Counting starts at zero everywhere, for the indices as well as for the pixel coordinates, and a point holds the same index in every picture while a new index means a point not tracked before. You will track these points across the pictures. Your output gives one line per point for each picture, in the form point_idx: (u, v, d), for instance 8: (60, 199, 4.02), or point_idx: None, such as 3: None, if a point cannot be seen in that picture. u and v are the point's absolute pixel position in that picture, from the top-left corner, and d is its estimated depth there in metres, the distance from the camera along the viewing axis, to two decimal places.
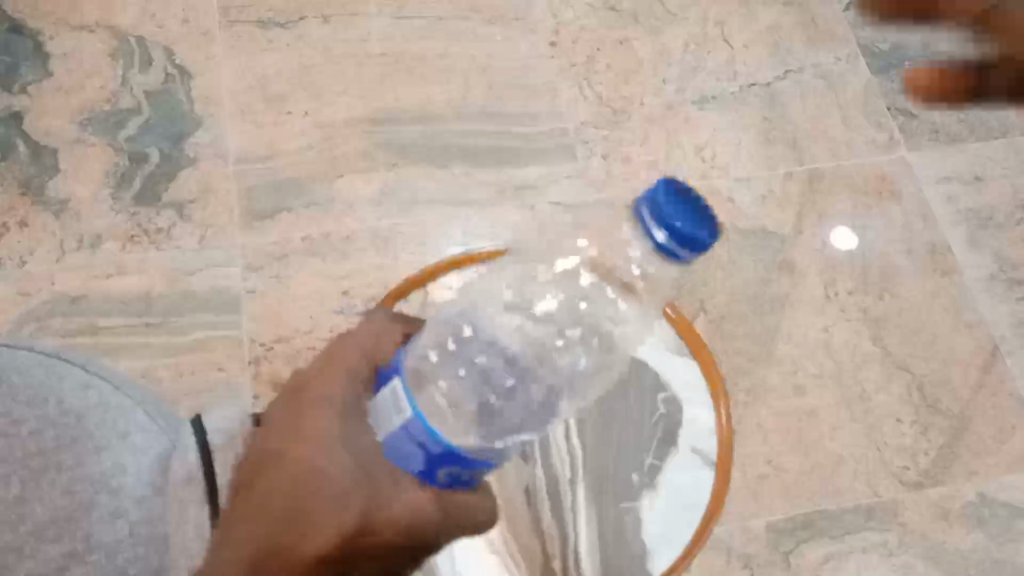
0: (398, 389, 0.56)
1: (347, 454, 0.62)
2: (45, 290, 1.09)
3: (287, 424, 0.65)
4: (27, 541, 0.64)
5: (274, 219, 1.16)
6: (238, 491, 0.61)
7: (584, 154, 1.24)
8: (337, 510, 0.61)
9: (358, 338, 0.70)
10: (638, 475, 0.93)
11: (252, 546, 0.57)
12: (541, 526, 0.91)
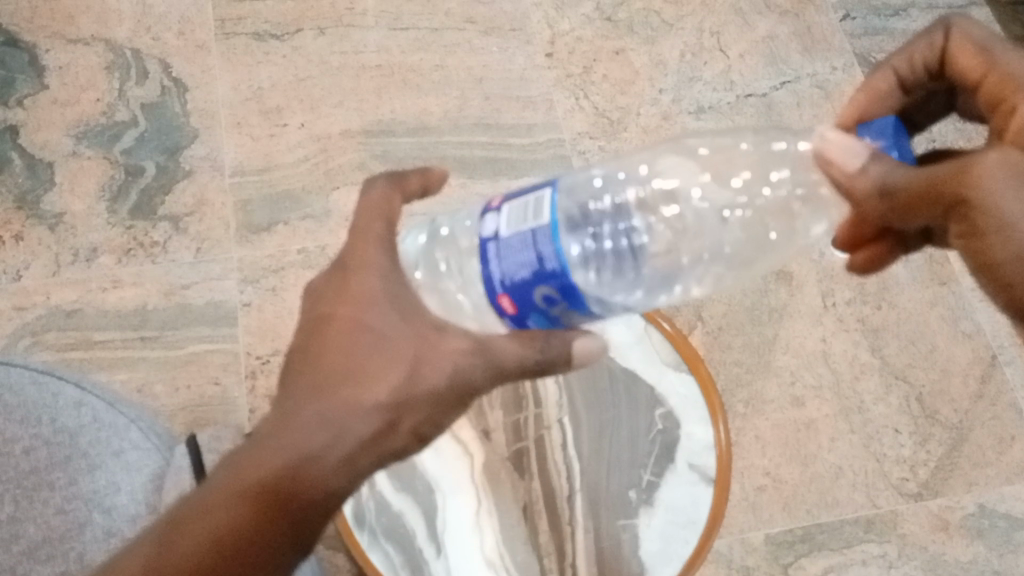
0: (543, 197, 0.56)
1: (387, 308, 0.58)
2: (40, 304, 1.09)
3: (320, 288, 0.59)
4: (20, 561, 0.65)
5: (270, 232, 1.16)
6: (294, 355, 0.58)
7: (581, 164, 1.24)
8: (386, 360, 0.56)
9: (373, 200, 0.61)
10: (635, 490, 0.88)
11: (309, 412, 0.55)
12: (536, 539, 0.87)
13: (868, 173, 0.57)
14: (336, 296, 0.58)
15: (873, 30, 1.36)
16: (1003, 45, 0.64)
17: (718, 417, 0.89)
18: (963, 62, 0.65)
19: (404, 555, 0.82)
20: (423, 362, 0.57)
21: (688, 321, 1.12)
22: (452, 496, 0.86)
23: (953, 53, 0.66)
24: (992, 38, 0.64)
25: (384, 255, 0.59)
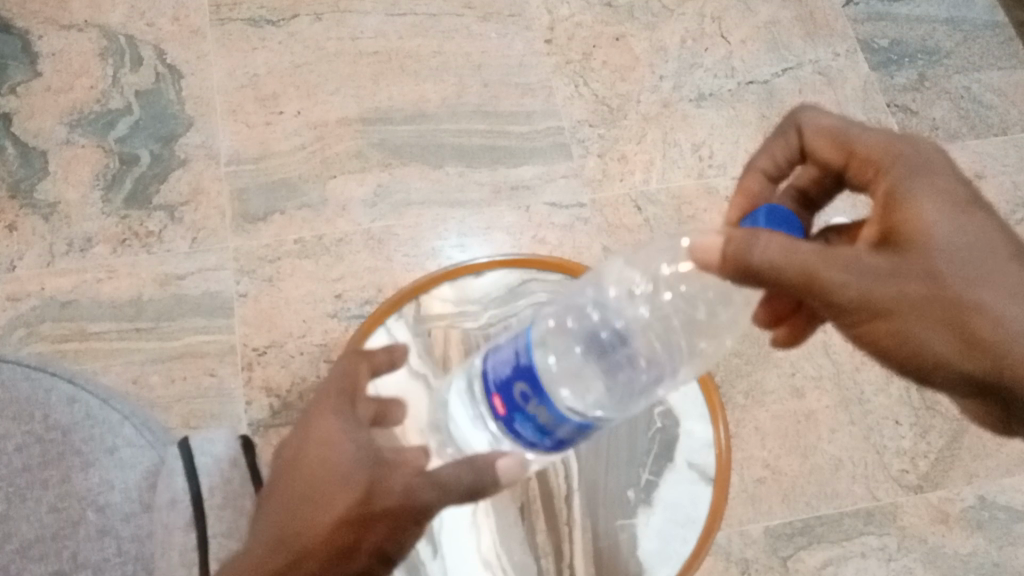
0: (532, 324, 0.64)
1: (344, 445, 0.62)
2: (34, 294, 1.08)
3: (291, 436, 0.65)
4: (14, 559, 0.65)
5: (266, 222, 1.14)
6: (267, 492, 0.62)
7: (580, 152, 1.22)
8: (341, 489, 0.60)
9: (341, 367, 0.69)
10: (633, 490, 0.87)
11: (277, 539, 0.59)
12: (535, 538, 0.87)
13: (726, 256, 0.57)
14: (301, 439, 0.63)
15: (876, 16, 1.35)
16: (856, 128, 0.65)
17: (718, 416, 0.89)
18: (833, 151, 0.66)
19: (402, 556, 0.82)
20: (376, 492, 0.60)
21: None
22: None
23: (810, 145, 0.67)
24: (845, 122, 0.66)
25: (343, 402, 0.65)
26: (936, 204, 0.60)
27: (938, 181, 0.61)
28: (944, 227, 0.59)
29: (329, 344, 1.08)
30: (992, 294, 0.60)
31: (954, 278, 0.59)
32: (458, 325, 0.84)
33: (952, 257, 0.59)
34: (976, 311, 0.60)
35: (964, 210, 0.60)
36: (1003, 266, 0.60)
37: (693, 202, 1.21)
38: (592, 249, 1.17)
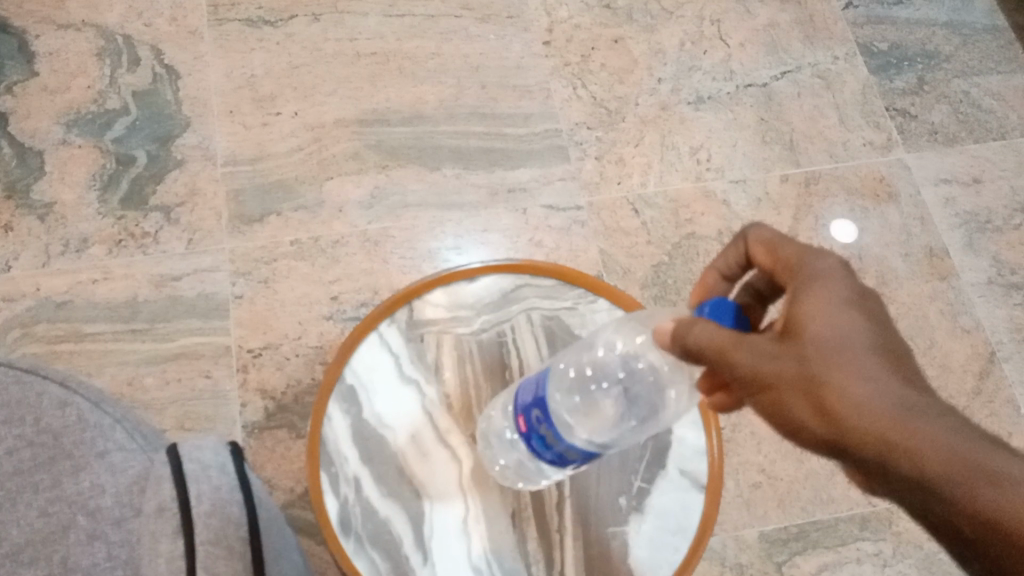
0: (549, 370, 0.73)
1: None
2: (29, 295, 1.08)
3: None
4: (4, 563, 0.65)
5: (262, 223, 1.14)
6: None
7: (578, 155, 1.22)
8: None
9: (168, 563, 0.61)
10: (624, 497, 0.82)
11: None
12: (525, 547, 0.82)
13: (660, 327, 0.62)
14: None
15: (875, 19, 1.34)
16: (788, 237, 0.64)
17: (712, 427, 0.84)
18: (758, 253, 0.65)
19: (390, 562, 0.76)
20: None
21: None
22: (438, 500, 0.80)
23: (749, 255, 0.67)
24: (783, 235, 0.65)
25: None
26: (830, 298, 0.57)
27: (836, 276, 0.59)
28: (826, 311, 0.56)
29: (324, 347, 1.08)
30: (866, 374, 0.54)
31: (836, 363, 0.55)
32: (451, 331, 0.85)
33: (830, 337, 0.55)
34: (844, 386, 0.54)
35: (856, 304, 0.57)
36: (887, 360, 0.55)
37: (690, 205, 1.20)
38: (589, 252, 1.16)
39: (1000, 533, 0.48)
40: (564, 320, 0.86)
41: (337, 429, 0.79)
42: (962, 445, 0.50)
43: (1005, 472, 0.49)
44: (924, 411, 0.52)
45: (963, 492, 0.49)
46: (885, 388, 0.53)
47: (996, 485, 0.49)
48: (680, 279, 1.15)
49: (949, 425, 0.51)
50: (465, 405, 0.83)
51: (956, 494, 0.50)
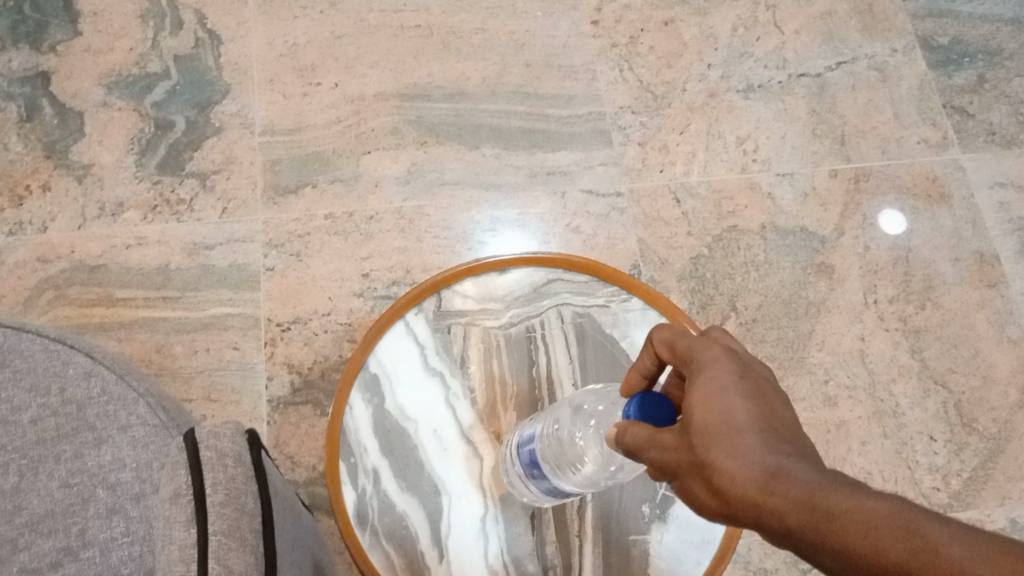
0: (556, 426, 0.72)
1: None
2: (64, 257, 1.08)
3: None
4: (23, 534, 0.64)
5: (297, 195, 1.13)
6: None
7: (621, 140, 1.19)
8: None
9: None
10: (647, 504, 0.74)
11: None
12: (543, 550, 0.74)
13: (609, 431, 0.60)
14: None
15: (937, 12, 1.29)
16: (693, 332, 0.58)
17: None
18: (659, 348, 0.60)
19: (404, 558, 0.71)
20: None
21: (722, 310, 1.10)
22: (457, 499, 0.74)
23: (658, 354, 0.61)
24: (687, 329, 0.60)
25: None
26: (712, 384, 0.51)
27: (722, 360, 0.53)
28: (706, 394, 0.51)
29: (354, 324, 1.06)
30: (742, 443, 0.48)
31: (715, 447, 0.48)
32: (480, 324, 0.80)
33: (712, 418, 0.50)
34: (721, 462, 0.48)
35: (742, 383, 0.51)
36: (773, 428, 0.49)
37: (734, 197, 1.17)
38: (627, 241, 1.13)
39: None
40: (595, 319, 0.80)
41: (359, 418, 0.75)
42: (830, 494, 0.43)
43: (868, 514, 0.41)
44: (800, 469, 0.45)
45: (840, 548, 0.42)
46: (763, 453, 0.47)
47: (860, 530, 0.41)
48: (719, 273, 1.12)
49: (825, 479, 0.44)
50: (491, 401, 0.78)
51: (836, 552, 0.42)
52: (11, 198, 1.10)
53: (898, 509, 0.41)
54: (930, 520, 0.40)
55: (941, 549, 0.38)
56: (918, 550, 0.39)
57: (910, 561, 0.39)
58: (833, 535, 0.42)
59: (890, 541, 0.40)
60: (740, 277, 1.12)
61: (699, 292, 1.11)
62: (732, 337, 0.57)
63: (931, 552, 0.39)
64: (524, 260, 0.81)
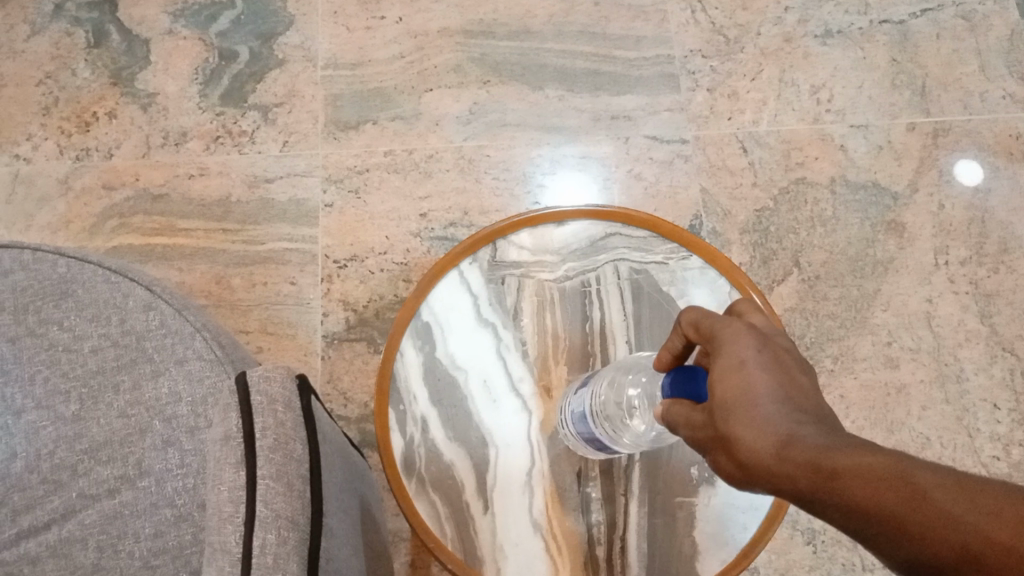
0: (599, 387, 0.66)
1: None
2: (128, 185, 1.09)
3: None
4: (82, 460, 0.66)
5: (357, 131, 1.12)
6: None
7: (689, 85, 1.15)
8: None
9: None
10: (696, 468, 0.68)
11: None
12: None
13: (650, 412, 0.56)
14: None
15: None
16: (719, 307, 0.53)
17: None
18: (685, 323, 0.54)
19: (450, 509, 0.67)
20: None
21: (785, 265, 1.08)
22: (508, 452, 0.69)
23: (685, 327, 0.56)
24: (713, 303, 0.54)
25: None
26: (731, 357, 0.47)
27: (741, 331, 0.48)
28: (725, 367, 0.46)
29: (409, 264, 1.06)
30: (759, 413, 0.43)
31: (733, 421, 0.44)
32: (534, 276, 0.74)
33: (732, 392, 0.45)
34: (737, 434, 0.43)
35: (762, 355, 0.46)
36: (793, 396, 0.44)
37: (804, 148, 1.13)
38: (690, 190, 1.10)
39: (894, 541, 0.36)
40: (653, 277, 0.73)
41: (409, 366, 0.70)
42: (836, 452, 0.39)
43: (873, 474, 0.37)
44: (813, 432, 0.41)
45: (848, 512, 0.37)
46: (777, 420, 0.42)
47: (861, 488, 0.37)
48: (783, 228, 1.09)
49: (839, 442, 0.39)
50: (542, 354, 0.71)
51: (845, 516, 0.38)
52: (79, 124, 1.12)
53: (898, 459, 0.37)
54: (926, 469, 0.36)
55: (936, 499, 0.35)
56: (915, 502, 0.35)
57: (909, 514, 0.35)
58: (838, 496, 0.37)
59: (891, 498, 0.36)
60: (806, 232, 1.09)
61: (761, 245, 1.08)
62: (758, 309, 0.52)
63: (928, 503, 0.35)
64: (587, 211, 0.74)
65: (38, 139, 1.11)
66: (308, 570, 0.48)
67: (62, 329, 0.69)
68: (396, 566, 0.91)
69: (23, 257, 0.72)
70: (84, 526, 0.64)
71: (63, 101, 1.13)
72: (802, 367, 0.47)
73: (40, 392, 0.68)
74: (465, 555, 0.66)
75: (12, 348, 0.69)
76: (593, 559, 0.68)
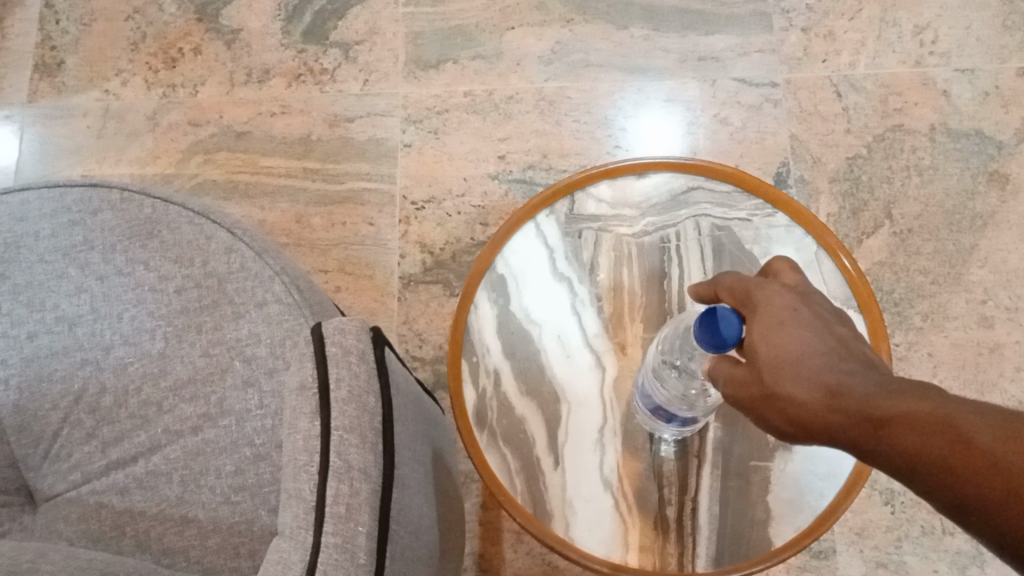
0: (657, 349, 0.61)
1: None
2: (213, 122, 1.11)
3: None
4: (166, 397, 0.68)
5: (437, 70, 1.11)
6: None
7: (782, 25, 1.10)
8: None
9: None
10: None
11: None
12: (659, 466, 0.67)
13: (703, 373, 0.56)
14: None
15: None
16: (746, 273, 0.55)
17: None
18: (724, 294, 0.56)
19: (520, 462, 0.64)
20: None
21: (877, 217, 1.03)
22: (580, 408, 0.65)
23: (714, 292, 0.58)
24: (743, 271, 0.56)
25: None
26: (774, 323, 0.49)
27: (779, 299, 0.50)
28: (766, 326, 0.49)
29: (486, 208, 1.05)
30: (806, 366, 0.46)
31: (783, 381, 0.46)
32: (612, 230, 0.70)
33: (775, 349, 0.48)
34: (788, 391, 0.46)
35: (799, 312, 0.49)
36: (834, 348, 0.47)
37: (904, 93, 1.07)
38: (779, 136, 1.06)
39: (939, 487, 0.38)
40: (736, 234, 0.69)
41: (482, 318, 0.68)
42: (880, 400, 0.41)
43: (911, 416, 0.39)
44: (857, 379, 0.44)
45: (893, 455, 0.40)
46: (822, 371, 0.45)
47: (905, 434, 0.39)
48: (877, 177, 1.04)
49: (883, 388, 0.42)
50: (617, 311, 0.68)
51: (891, 459, 0.40)
52: (165, 60, 1.14)
53: (935, 405, 0.39)
54: (969, 413, 0.38)
55: (974, 441, 0.37)
56: (956, 445, 0.37)
57: (949, 456, 0.37)
58: (885, 442, 0.40)
59: (930, 442, 0.38)
60: (900, 183, 1.04)
61: (852, 195, 1.04)
62: (791, 268, 0.54)
63: (972, 448, 0.37)
64: (667, 164, 0.71)
65: (126, 74, 1.13)
66: (381, 522, 0.49)
67: (148, 270, 0.71)
68: (468, 506, 0.94)
69: (111, 197, 0.74)
70: (168, 461, 0.67)
71: (150, 37, 1.15)
72: (839, 319, 0.50)
73: (126, 329, 0.70)
74: (534, 510, 0.63)
75: (100, 287, 0.71)
76: (664, 518, 0.63)
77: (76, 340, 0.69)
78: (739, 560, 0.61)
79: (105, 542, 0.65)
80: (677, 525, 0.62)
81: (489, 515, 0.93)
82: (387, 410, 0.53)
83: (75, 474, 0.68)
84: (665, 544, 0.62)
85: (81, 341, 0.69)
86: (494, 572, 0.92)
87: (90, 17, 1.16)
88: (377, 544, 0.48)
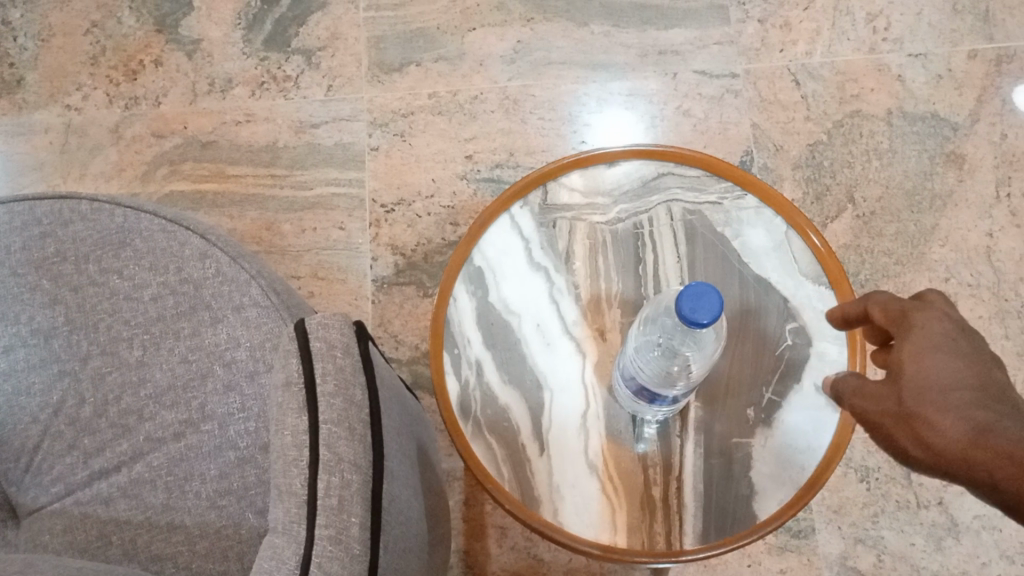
0: (636, 332, 0.61)
1: None
2: (177, 133, 1.10)
3: None
4: (147, 405, 0.68)
5: (401, 73, 1.11)
6: None
7: (739, 17, 1.12)
8: None
9: None
10: (753, 409, 0.65)
11: None
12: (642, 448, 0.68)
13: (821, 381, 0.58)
14: None
15: None
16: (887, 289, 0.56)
17: (856, 340, 0.65)
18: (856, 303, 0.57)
19: (506, 450, 0.64)
20: None
21: (839, 202, 1.05)
22: (563, 394, 0.66)
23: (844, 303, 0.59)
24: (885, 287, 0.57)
25: None
26: (926, 348, 0.50)
27: (936, 325, 0.51)
28: (914, 349, 0.50)
29: (456, 208, 1.06)
30: (954, 397, 0.48)
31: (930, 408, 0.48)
32: (586, 219, 0.71)
33: (923, 372, 0.49)
34: (933, 419, 0.48)
35: (956, 343, 0.50)
36: (985, 384, 0.48)
37: (860, 79, 1.09)
38: (741, 125, 1.08)
39: None
40: (707, 217, 0.71)
41: (462, 310, 0.68)
42: None
43: None
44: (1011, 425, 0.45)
45: None
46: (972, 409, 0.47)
47: None
48: (838, 162, 1.06)
49: None
50: (595, 298, 0.69)
51: None
52: (126, 72, 1.13)
53: None
54: None
55: None
56: None
57: None
58: None
59: None
60: (861, 168, 1.06)
61: (814, 181, 1.06)
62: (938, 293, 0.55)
63: None
64: (636, 152, 0.72)
65: (87, 88, 1.12)
66: (372, 511, 0.49)
67: (123, 278, 0.71)
68: (451, 504, 0.94)
69: (80, 208, 0.73)
70: (152, 468, 0.66)
71: (110, 50, 1.14)
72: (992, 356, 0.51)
73: (104, 339, 0.70)
74: (521, 496, 0.63)
75: (75, 297, 0.71)
76: (650, 499, 0.63)
77: (52, 352, 0.69)
78: (725, 536, 0.62)
79: (92, 552, 0.65)
80: (663, 504, 0.63)
81: (473, 512, 0.94)
82: (374, 404, 0.54)
83: (58, 486, 0.67)
84: (653, 525, 0.63)
85: (58, 352, 0.69)
86: (480, 568, 0.92)
87: (48, 32, 1.15)
88: (370, 534, 0.49)
